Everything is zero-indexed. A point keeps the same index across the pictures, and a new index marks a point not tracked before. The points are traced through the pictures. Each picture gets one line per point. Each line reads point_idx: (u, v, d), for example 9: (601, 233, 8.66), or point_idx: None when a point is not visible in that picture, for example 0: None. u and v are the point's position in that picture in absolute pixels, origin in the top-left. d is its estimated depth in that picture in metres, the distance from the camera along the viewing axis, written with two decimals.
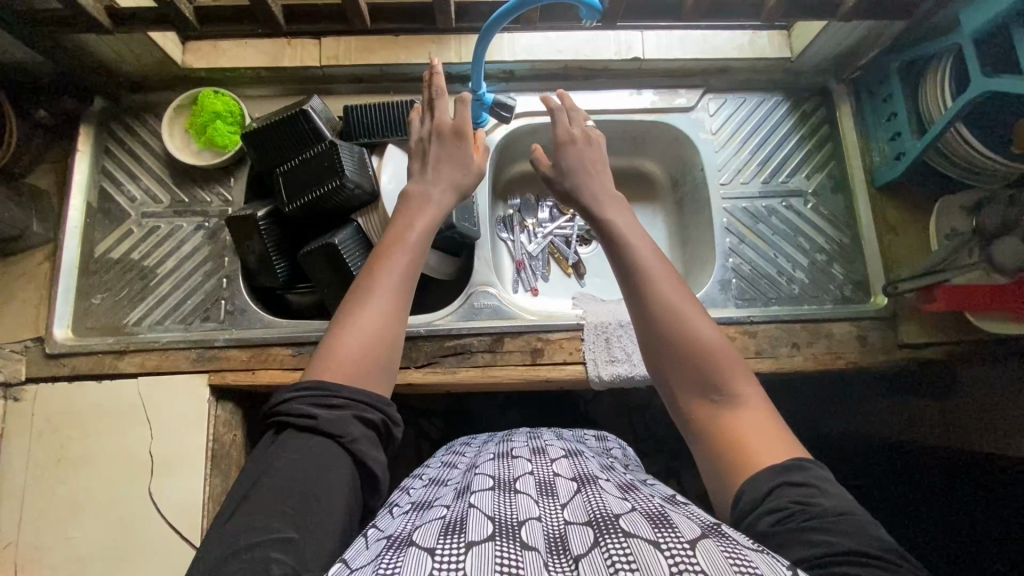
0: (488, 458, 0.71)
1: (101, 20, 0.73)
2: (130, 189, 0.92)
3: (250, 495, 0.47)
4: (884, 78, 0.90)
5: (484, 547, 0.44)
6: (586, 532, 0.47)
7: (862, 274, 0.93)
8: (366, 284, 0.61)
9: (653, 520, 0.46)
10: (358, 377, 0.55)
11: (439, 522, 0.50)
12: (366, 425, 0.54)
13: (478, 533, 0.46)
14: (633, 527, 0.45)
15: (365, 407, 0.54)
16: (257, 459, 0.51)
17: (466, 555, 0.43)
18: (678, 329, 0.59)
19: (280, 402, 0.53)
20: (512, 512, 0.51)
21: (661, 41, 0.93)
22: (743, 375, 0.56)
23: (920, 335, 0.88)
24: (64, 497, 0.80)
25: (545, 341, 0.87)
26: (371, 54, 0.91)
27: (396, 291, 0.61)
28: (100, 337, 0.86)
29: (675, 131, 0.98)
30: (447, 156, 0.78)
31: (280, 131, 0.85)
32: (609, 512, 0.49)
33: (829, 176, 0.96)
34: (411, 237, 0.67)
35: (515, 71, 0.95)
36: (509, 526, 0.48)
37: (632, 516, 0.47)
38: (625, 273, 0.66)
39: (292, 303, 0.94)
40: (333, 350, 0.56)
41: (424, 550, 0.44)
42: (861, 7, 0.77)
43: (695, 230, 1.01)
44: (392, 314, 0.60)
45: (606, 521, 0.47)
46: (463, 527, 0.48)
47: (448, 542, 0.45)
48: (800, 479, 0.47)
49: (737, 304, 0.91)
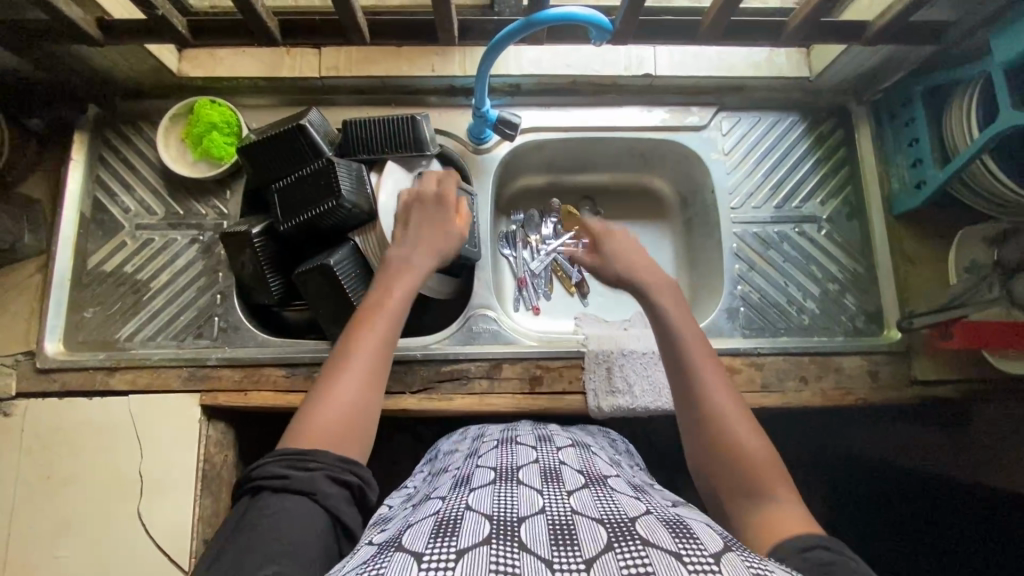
0: (491, 444, 0.67)
1: (89, 31, 0.71)
2: (124, 200, 0.90)
3: (218, 560, 0.44)
4: (906, 101, 0.87)
5: (478, 551, 0.39)
6: (597, 528, 0.42)
7: (877, 305, 0.89)
8: (352, 342, 0.59)
9: (672, 528, 0.43)
10: (339, 439, 0.54)
11: (432, 520, 0.45)
12: (339, 485, 0.52)
13: (472, 535, 0.41)
14: (651, 534, 0.42)
15: (341, 469, 0.52)
16: (230, 525, 0.48)
17: (458, 561, 0.38)
18: (717, 415, 0.55)
19: (256, 467, 0.51)
20: (512, 506, 0.46)
21: (675, 58, 0.90)
22: (783, 479, 0.50)
23: (934, 371, 0.85)
24: (51, 516, 0.78)
25: (544, 369, 0.84)
26: (371, 66, 0.88)
27: (381, 348, 0.60)
28: (92, 351, 0.85)
29: (686, 150, 0.94)
30: (429, 219, 0.74)
31: (275, 147, 0.82)
32: (623, 514, 0.45)
33: (844, 203, 0.93)
34: (392, 301, 0.64)
35: (521, 86, 0.92)
36: (507, 524, 0.43)
37: (648, 521, 0.44)
38: (666, 351, 0.61)
39: (290, 320, 0.92)
40: (316, 410, 0.54)
41: (411, 554, 0.39)
42: (886, 30, 0.73)
43: (703, 253, 0.98)
44: (374, 371, 0.58)
45: (621, 524, 0.43)
46: (457, 526, 0.43)
47: (439, 544, 0.40)
48: (835, 546, 0.43)
49: (745, 333, 0.87)
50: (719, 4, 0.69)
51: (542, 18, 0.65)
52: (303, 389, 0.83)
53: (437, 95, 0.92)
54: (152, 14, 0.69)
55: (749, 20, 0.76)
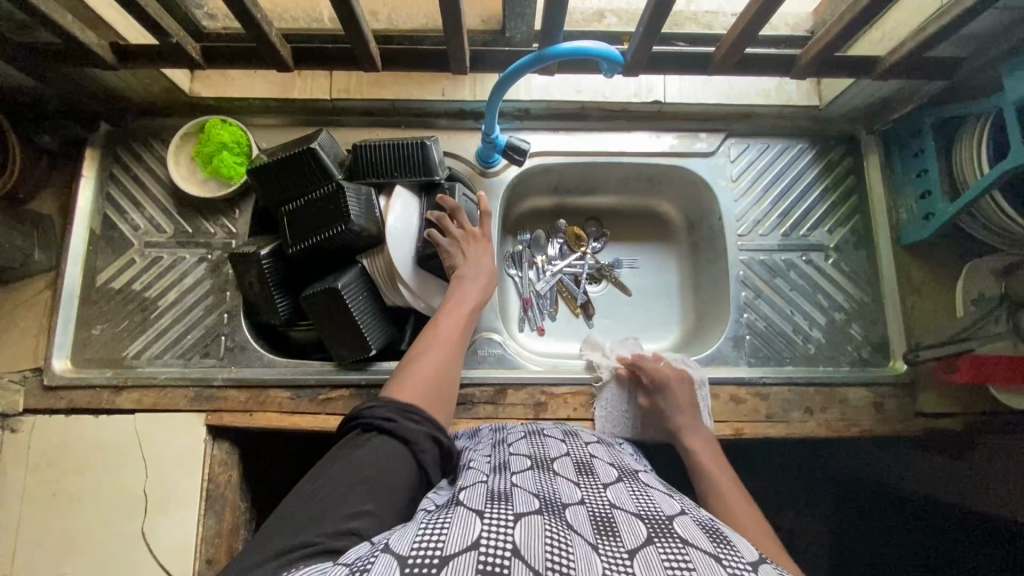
0: (518, 434, 0.68)
1: (104, 56, 0.72)
2: (134, 217, 0.90)
3: (322, 484, 0.54)
4: (916, 131, 0.86)
5: (532, 519, 0.42)
6: (637, 526, 0.45)
7: (882, 335, 0.89)
8: (432, 337, 0.75)
9: (709, 533, 0.45)
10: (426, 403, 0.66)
11: (483, 490, 0.49)
12: (434, 444, 0.62)
13: (524, 507, 0.44)
14: (689, 534, 0.44)
15: (436, 428, 0.63)
16: (343, 450, 0.58)
17: (516, 524, 0.41)
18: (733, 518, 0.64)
19: (366, 408, 0.61)
20: (556, 495, 0.49)
21: (684, 86, 0.90)
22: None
23: (939, 404, 0.85)
24: (57, 534, 0.79)
25: (549, 395, 0.84)
26: (381, 89, 0.89)
27: (453, 343, 0.75)
28: (99, 369, 0.85)
29: (693, 175, 0.94)
30: (485, 252, 0.85)
31: (285, 169, 0.82)
32: (660, 512, 0.48)
33: (851, 231, 0.92)
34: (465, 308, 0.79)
35: (530, 111, 0.92)
36: (554, 506, 0.46)
37: (684, 521, 0.47)
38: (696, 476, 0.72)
39: (296, 339, 0.92)
40: (408, 380, 0.68)
41: (471, 512, 0.43)
42: (895, 68, 0.74)
43: (709, 279, 0.98)
44: (448, 358, 0.73)
45: (660, 523, 0.46)
46: (509, 498, 0.46)
47: (496, 509, 0.43)
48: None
49: (750, 362, 0.87)
50: (733, 38, 0.70)
51: (555, 52, 0.67)
52: (308, 411, 0.84)
53: (446, 118, 0.92)
54: (165, 41, 0.70)
55: (760, 53, 0.76)
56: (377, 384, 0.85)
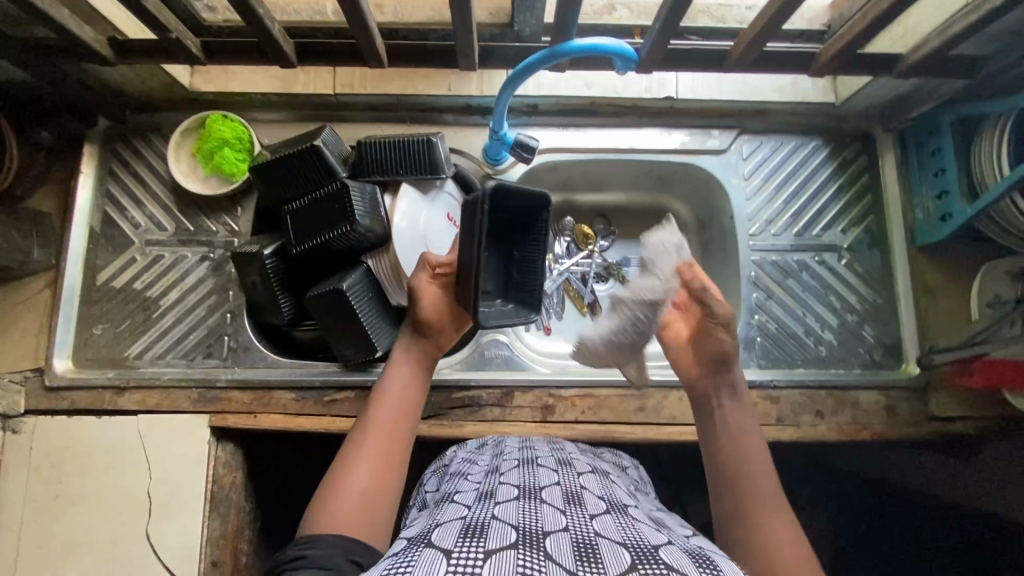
0: (511, 463, 0.63)
1: (101, 51, 0.70)
2: (134, 215, 0.88)
3: None
4: (933, 130, 0.84)
5: (504, 554, 0.39)
6: (621, 551, 0.41)
7: (895, 337, 0.88)
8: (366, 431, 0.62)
9: (696, 559, 0.42)
10: (355, 522, 0.54)
11: (459, 523, 0.46)
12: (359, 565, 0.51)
13: (499, 540, 0.42)
14: (675, 560, 0.41)
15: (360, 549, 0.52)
16: None
17: (485, 562, 0.39)
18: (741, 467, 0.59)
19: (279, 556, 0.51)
20: (537, 521, 0.45)
21: (698, 82, 0.88)
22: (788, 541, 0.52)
23: (951, 408, 0.83)
24: (60, 536, 0.78)
25: (557, 397, 0.83)
26: (386, 84, 0.87)
27: (389, 440, 0.62)
28: (100, 369, 0.84)
29: (705, 173, 0.92)
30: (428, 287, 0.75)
31: (288, 167, 0.80)
32: (646, 541, 0.44)
33: (865, 232, 0.91)
34: (406, 390, 0.66)
35: (539, 106, 0.90)
36: (532, 535, 0.43)
37: (671, 548, 0.43)
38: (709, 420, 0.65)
39: (301, 339, 0.91)
40: (333, 495, 0.56)
41: (440, 552, 0.40)
42: (918, 66, 0.72)
43: (718, 278, 0.97)
44: (386, 451, 0.61)
45: (644, 550, 0.42)
46: (483, 532, 0.43)
47: (467, 545, 0.41)
48: None
49: (760, 364, 0.86)
50: (751, 37, 0.68)
51: (568, 49, 0.66)
52: (313, 412, 0.83)
53: (451, 113, 0.91)
54: (165, 37, 0.68)
55: (776, 49, 0.74)
56: None
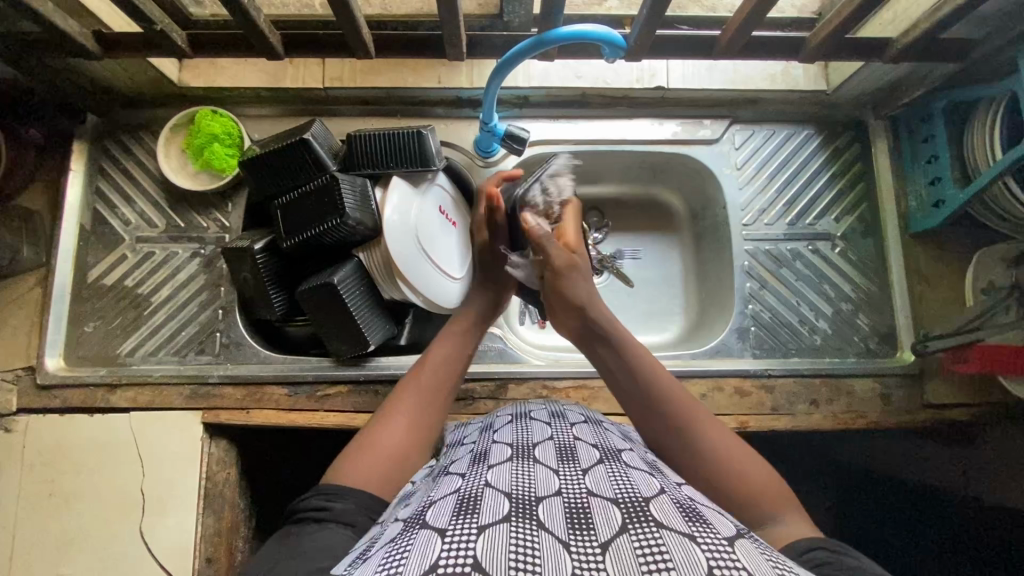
0: (505, 419, 0.63)
1: (87, 45, 0.70)
2: (125, 212, 0.88)
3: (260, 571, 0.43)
4: (926, 116, 0.84)
5: (499, 529, 0.38)
6: (612, 511, 0.41)
7: (889, 325, 0.88)
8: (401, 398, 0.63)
9: (686, 512, 0.42)
10: (377, 481, 0.54)
11: (452, 498, 0.45)
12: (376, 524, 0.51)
13: (492, 513, 0.40)
14: (666, 516, 0.41)
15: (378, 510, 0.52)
16: (280, 540, 0.48)
17: (479, 537, 0.37)
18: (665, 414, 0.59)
19: (301, 500, 0.52)
20: (530, 487, 0.45)
21: (688, 71, 0.87)
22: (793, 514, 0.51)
23: (946, 394, 0.83)
24: (52, 534, 0.78)
25: (551, 389, 0.83)
26: (375, 76, 0.87)
27: (421, 412, 0.62)
28: (92, 367, 0.84)
29: (698, 164, 0.92)
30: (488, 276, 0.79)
31: (278, 161, 0.79)
32: (638, 494, 0.43)
33: (858, 219, 0.90)
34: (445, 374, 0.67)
35: (529, 98, 0.89)
36: (525, 503, 0.42)
37: (662, 501, 0.43)
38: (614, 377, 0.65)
39: (293, 335, 0.90)
40: (362, 449, 0.56)
41: (434, 532, 0.39)
42: (909, 49, 0.71)
43: (713, 268, 0.96)
44: (417, 421, 0.61)
45: (636, 505, 0.42)
46: (477, 504, 0.42)
47: (460, 523, 0.39)
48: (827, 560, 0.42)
49: (755, 354, 0.86)
50: (739, 24, 0.67)
51: (556, 36, 0.65)
52: (306, 407, 0.83)
53: (443, 106, 0.91)
54: (150, 29, 0.68)
55: (764, 37, 0.74)
56: (376, 380, 0.84)
